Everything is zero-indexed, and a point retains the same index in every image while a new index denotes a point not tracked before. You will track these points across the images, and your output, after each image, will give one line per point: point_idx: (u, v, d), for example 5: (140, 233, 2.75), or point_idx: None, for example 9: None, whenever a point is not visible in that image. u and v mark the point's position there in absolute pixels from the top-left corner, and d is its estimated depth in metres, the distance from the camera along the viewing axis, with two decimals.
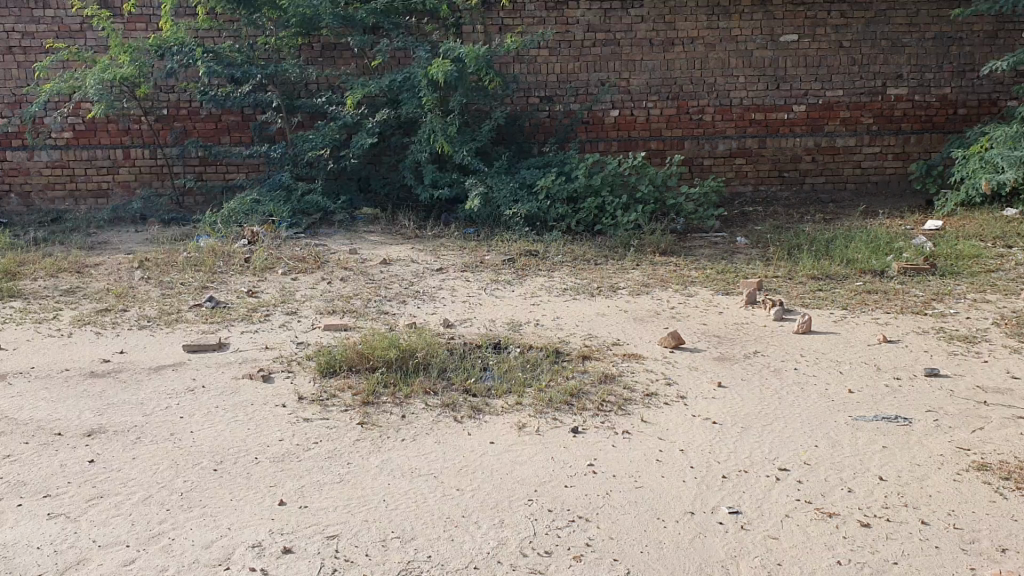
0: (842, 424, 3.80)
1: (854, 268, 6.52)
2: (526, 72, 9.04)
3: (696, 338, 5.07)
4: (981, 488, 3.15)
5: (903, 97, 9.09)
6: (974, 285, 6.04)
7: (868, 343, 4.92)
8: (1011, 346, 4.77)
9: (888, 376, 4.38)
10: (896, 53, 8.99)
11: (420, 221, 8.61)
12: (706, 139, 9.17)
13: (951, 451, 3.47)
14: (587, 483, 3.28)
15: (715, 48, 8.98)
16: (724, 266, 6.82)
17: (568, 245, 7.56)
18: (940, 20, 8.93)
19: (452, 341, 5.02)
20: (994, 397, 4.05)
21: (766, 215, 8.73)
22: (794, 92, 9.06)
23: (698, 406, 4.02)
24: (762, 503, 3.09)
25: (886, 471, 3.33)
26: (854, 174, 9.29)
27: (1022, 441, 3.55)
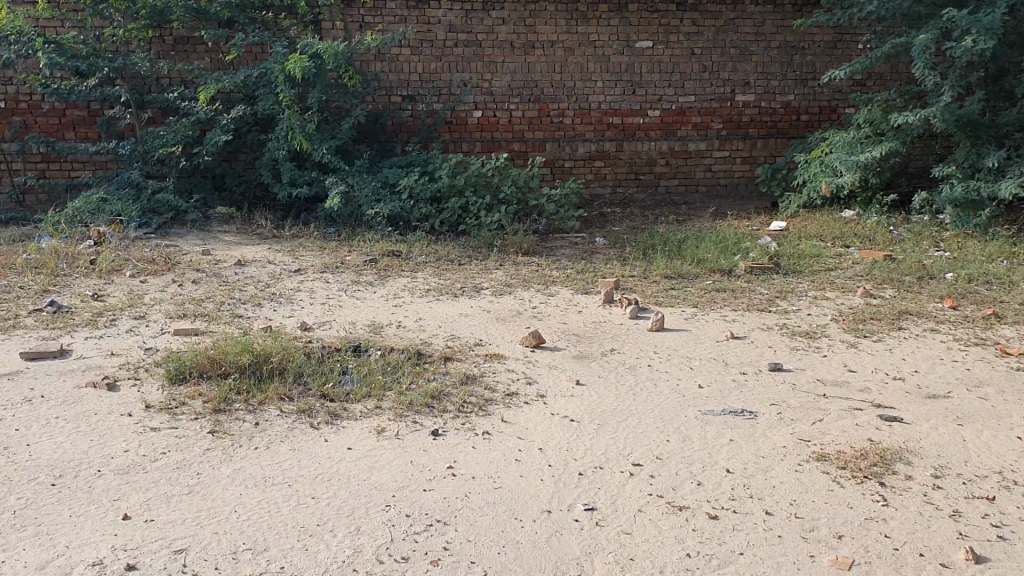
0: (692, 418, 3.92)
1: (705, 267, 6.75)
2: (387, 71, 8.96)
3: (555, 337, 5.13)
4: (821, 477, 3.30)
5: (750, 103, 9.47)
6: (814, 283, 6.34)
7: (717, 340, 5.10)
8: (848, 341, 5.03)
9: (736, 371, 4.55)
10: (744, 61, 9.36)
11: (278, 221, 8.41)
12: (566, 141, 9.31)
13: (793, 442, 3.63)
14: (446, 485, 3.27)
15: (574, 52, 9.12)
16: (584, 266, 6.94)
17: (430, 245, 7.53)
18: (784, 30, 9.34)
19: (308, 344, 4.91)
20: (832, 390, 4.26)
21: (623, 216, 8.94)
22: (649, 98, 9.31)
23: (556, 405, 4.06)
24: (617, 500, 3.14)
25: (733, 463, 3.45)
26: (707, 177, 9.63)
27: (858, 431, 3.75)
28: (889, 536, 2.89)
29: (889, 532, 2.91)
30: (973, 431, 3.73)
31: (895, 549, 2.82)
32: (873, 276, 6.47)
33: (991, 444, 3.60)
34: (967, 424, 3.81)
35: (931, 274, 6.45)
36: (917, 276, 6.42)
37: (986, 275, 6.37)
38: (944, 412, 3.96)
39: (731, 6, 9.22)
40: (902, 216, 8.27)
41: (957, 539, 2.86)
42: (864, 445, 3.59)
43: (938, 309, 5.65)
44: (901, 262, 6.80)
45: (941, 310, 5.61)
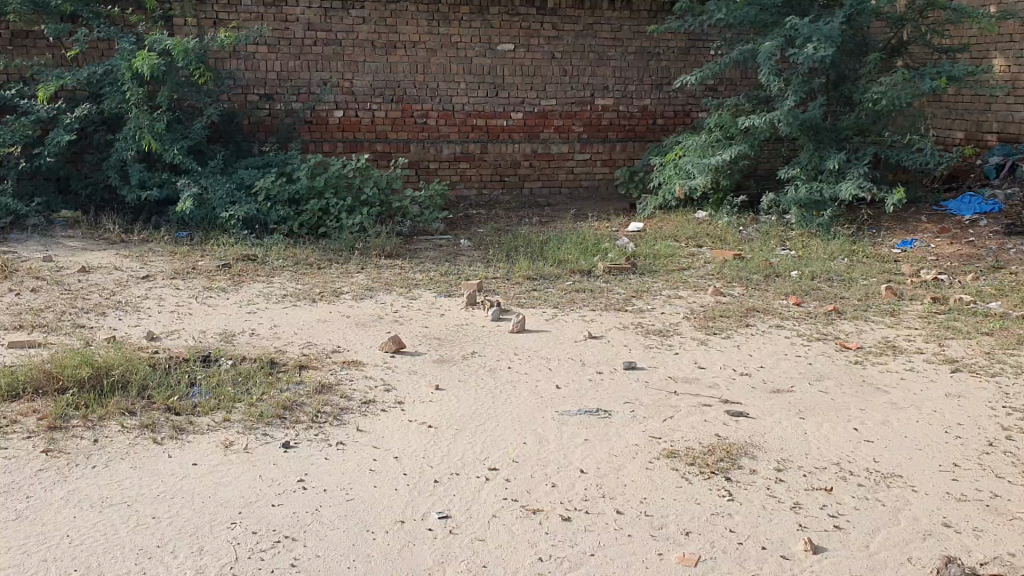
0: (549, 419, 3.94)
1: (566, 268, 6.83)
2: (243, 69, 8.69)
3: (415, 341, 5.08)
4: (671, 474, 3.37)
5: (609, 107, 9.65)
6: (668, 282, 6.51)
7: (575, 340, 5.15)
8: (699, 338, 5.18)
9: (593, 370, 4.61)
10: (602, 66, 9.53)
11: (126, 224, 8.03)
12: (431, 143, 9.25)
13: (644, 440, 3.70)
14: (296, 500, 3.17)
15: (436, 54, 9.08)
16: (447, 268, 6.90)
17: (288, 249, 7.34)
18: (640, 36, 9.56)
19: (155, 355, 4.70)
20: (684, 386, 4.37)
21: (488, 217, 8.95)
22: (511, 101, 9.36)
23: (414, 411, 4.01)
24: (471, 506, 3.12)
25: (587, 463, 3.48)
26: (569, 178, 9.75)
27: (706, 426, 3.85)
28: (733, 530, 2.97)
29: (734, 526, 2.99)
30: (814, 423, 3.89)
31: (739, 543, 2.89)
32: (724, 275, 6.69)
33: (830, 435, 3.76)
34: (809, 418, 3.97)
35: (778, 272, 6.72)
36: (765, 274, 6.68)
37: (829, 273, 6.67)
38: (787, 406, 4.11)
39: (590, 11, 9.36)
40: (751, 216, 8.58)
41: (796, 531, 2.96)
42: (712, 441, 3.69)
43: (784, 306, 5.88)
44: (750, 260, 7.06)
45: (786, 307, 5.84)
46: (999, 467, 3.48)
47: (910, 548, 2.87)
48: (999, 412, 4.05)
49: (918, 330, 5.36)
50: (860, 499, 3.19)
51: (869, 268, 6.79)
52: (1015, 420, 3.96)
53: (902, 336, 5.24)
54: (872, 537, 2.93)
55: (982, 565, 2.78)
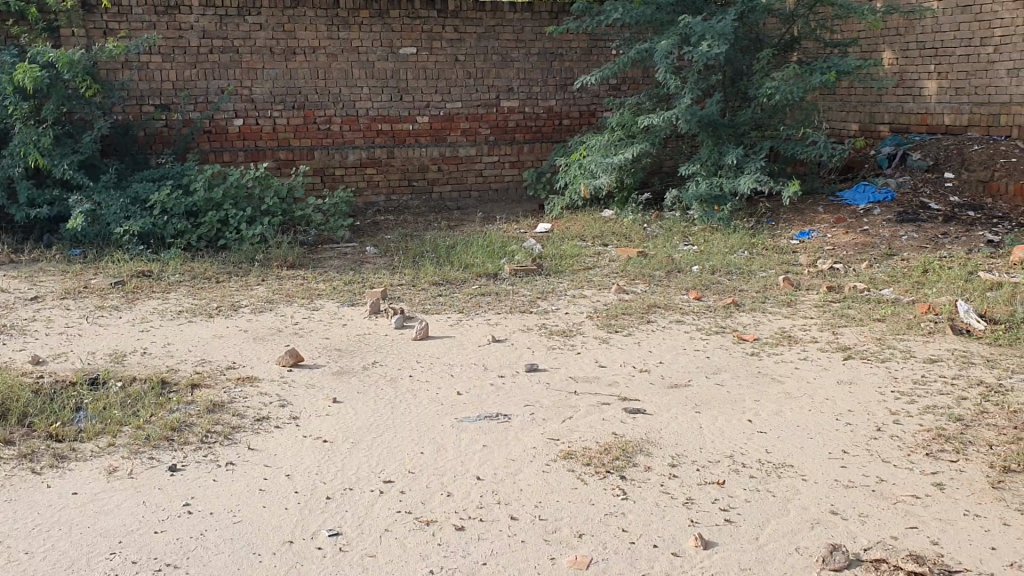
0: (447, 426, 3.89)
1: (472, 272, 6.79)
2: (135, 79, 8.43)
3: (314, 353, 4.97)
4: (567, 476, 3.36)
5: (514, 109, 9.64)
6: (573, 282, 6.52)
7: (479, 344, 5.12)
8: (601, 337, 5.20)
9: (494, 374, 4.58)
10: (505, 67, 9.51)
11: (15, 244, 7.70)
12: (335, 149, 9.12)
13: (542, 442, 3.68)
14: (181, 525, 3.06)
15: (337, 59, 8.95)
16: (351, 277, 6.79)
17: (186, 263, 7.12)
18: (541, 37, 9.58)
19: (39, 380, 4.49)
20: (584, 386, 4.37)
21: (396, 223, 8.84)
22: (416, 104, 9.29)
23: (309, 426, 3.91)
24: (363, 522, 3.05)
25: (484, 470, 3.44)
26: (477, 181, 9.71)
27: (604, 425, 3.86)
28: (626, 530, 2.97)
29: (627, 525, 2.99)
30: (709, 417, 3.92)
31: (631, 543, 2.90)
32: (628, 272, 6.74)
33: (725, 428, 3.80)
34: (705, 411, 4.01)
35: (680, 268, 6.79)
36: (667, 270, 6.75)
37: (730, 266, 6.77)
38: (684, 401, 4.14)
39: (491, 13, 9.34)
40: (656, 213, 8.68)
41: (688, 527, 2.98)
42: (609, 439, 3.70)
43: (685, 301, 5.94)
44: (653, 257, 7.13)
45: (687, 302, 5.91)
46: (885, 451, 3.56)
47: (798, 538, 2.91)
48: (888, 396, 4.15)
49: (813, 319, 5.47)
50: (752, 490, 3.22)
51: (767, 260, 6.92)
52: (902, 404, 4.06)
53: (798, 326, 5.34)
54: (761, 529, 2.96)
55: (866, 550, 2.83)
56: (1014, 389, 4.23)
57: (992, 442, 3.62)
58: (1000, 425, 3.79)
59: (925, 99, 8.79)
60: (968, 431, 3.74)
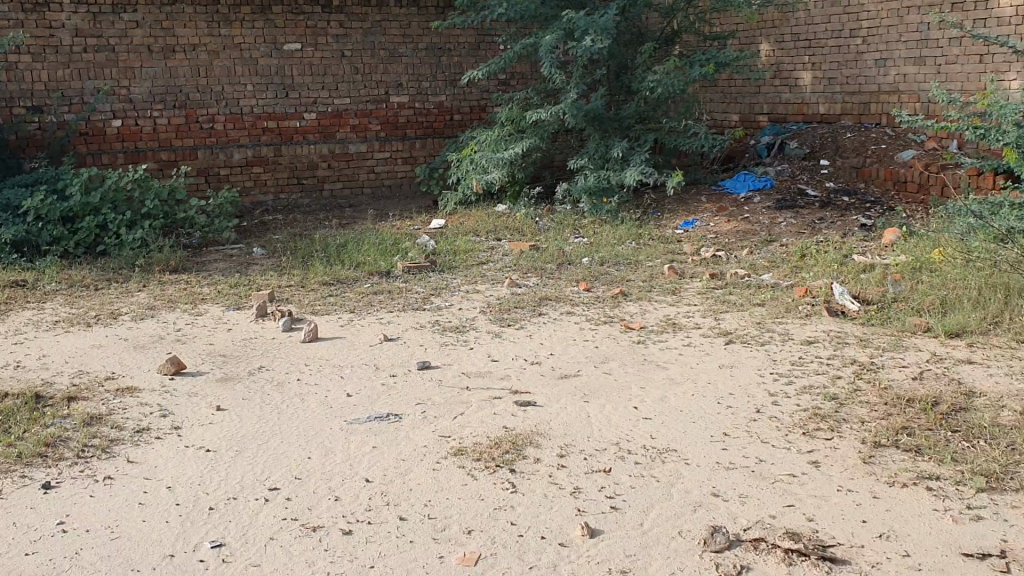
0: (336, 429, 3.84)
1: (363, 270, 6.72)
2: (4, 80, 8.05)
3: (198, 360, 4.84)
4: (456, 472, 3.36)
5: (404, 105, 9.56)
6: (466, 278, 6.52)
7: (370, 344, 5.07)
8: (493, 331, 5.21)
9: (385, 374, 4.54)
10: (393, 63, 9.43)
11: None
12: (220, 148, 8.89)
13: (433, 440, 3.67)
14: (55, 545, 2.94)
15: (219, 56, 8.72)
16: (238, 279, 6.64)
17: (63, 271, 6.84)
18: (427, 32, 9.51)
19: None
20: (476, 381, 4.38)
21: (285, 223, 8.67)
22: (303, 101, 9.13)
23: (192, 436, 3.81)
24: (247, 531, 2.99)
25: (373, 471, 3.41)
26: (370, 178, 9.60)
27: (495, 419, 3.87)
28: (514, 523, 2.98)
29: (515, 519, 3.01)
30: (597, 406, 3.98)
31: (519, 536, 2.91)
32: (520, 266, 6.77)
33: (612, 416, 3.86)
34: (593, 400, 4.07)
35: (571, 260, 6.86)
36: (559, 262, 6.81)
37: (619, 257, 6.88)
38: (574, 391, 4.20)
39: (377, 8, 9.24)
40: (547, 207, 8.75)
41: (575, 516, 3.02)
42: (499, 434, 3.71)
43: (575, 292, 6.01)
44: (545, 250, 7.18)
45: (577, 293, 5.99)
46: (765, 432, 3.68)
47: (681, 522, 2.98)
48: (767, 378, 4.29)
49: (697, 306, 5.60)
50: (637, 477, 3.29)
51: (654, 250, 7.05)
52: (781, 385, 4.20)
53: (683, 313, 5.47)
54: (646, 515, 3.02)
55: (745, 530, 2.91)
56: (883, 366, 4.43)
57: (863, 419, 3.78)
58: (872, 402, 3.96)
59: (801, 89, 9.11)
60: (842, 409, 3.89)
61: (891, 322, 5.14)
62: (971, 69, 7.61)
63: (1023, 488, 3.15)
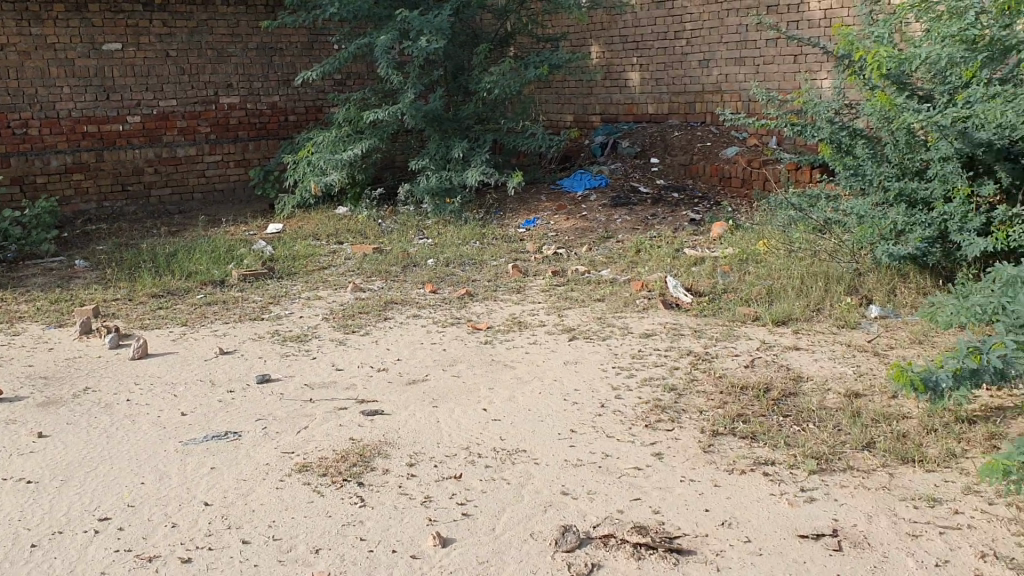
0: (171, 451, 3.65)
1: (196, 280, 6.43)
2: None
3: (15, 385, 4.49)
4: (301, 490, 3.25)
5: (235, 106, 9.21)
6: (307, 284, 6.35)
7: (205, 358, 4.85)
8: (337, 338, 5.09)
9: (222, 390, 4.35)
10: (222, 63, 9.07)
11: None
12: (35, 154, 8.34)
13: (275, 457, 3.54)
14: None
15: (30, 57, 8.17)
16: (59, 294, 6.23)
17: None
18: (258, 31, 9.21)
19: None
20: (319, 392, 4.26)
21: (110, 232, 8.20)
22: (125, 103, 8.66)
23: (10, 468, 3.53)
24: (75, 568, 2.79)
25: (212, 494, 3.26)
26: (200, 183, 9.21)
27: (341, 431, 3.77)
28: (364, 539, 2.91)
29: (365, 534, 2.94)
30: (446, 411, 3.95)
31: (369, 551, 2.85)
32: (362, 270, 6.66)
33: (460, 420, 3.84)
34: (441, 405, 4.03)
35: (415, 262, 6.81)
36: (403, 265, 6.74)
37: (463, 257, 6.87)
38: (421, 397, 4.15)
39: (202, 6, 8.88)
40: (388, 208, 8.65)
41: (425, 526, 2.98)
42: (346, 446, 3.62)
43: (420, 295, 5.96)
44: (388, 253, 7.09)
45: (422, 295, 5.93)
46: (610, 426, 3.74)
47: (532, 523, 2.98)
48: (610, 373, 4.37)
49: (541, 303, 5.66)
50: (487, 481, 3.28)
51: (498, 249, 7.08)
52: (624, 379, 4.29)
53: (528, 311, 5.51)
54: (497, 519, 3.02)
55: (595, 527, 2.95)
56: (718, 356, 4.60)
57: (701, 408, 3.90)
58: (709, 391, 4.10)
59: (630, 90, 9.40)
60: (681, 399, 4.01)
61: (724, 313, 5.35)
62: (787, 68, 8.02)
63: (849, 467, 3.34)
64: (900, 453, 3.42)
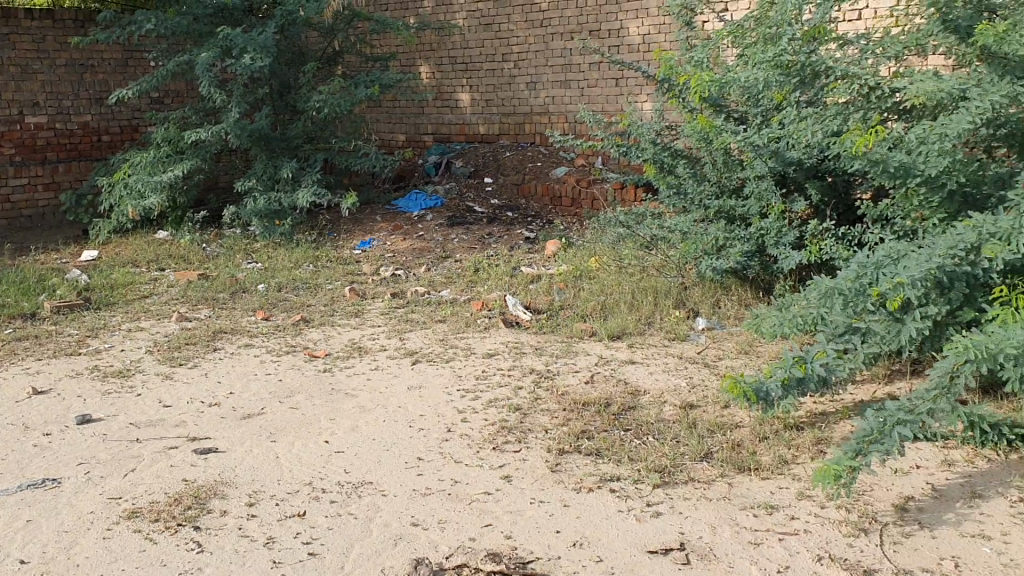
0: None
1: (3, 314, 5.94)
2: None
3: None
4: (132, 538, 3.03)
5: (43, 125, 8.61)
6: (128, 315, 5.99)
7: (16, 399, 4.47)
8: (164, 372, 4.81)
9: (37, 434, 4.01)
10: (26, 80, 8.47)
11: None
12: None
13: (101, 505, 3.29)
14: None
15: None
16: None
17: None
18: (66, 46, 8.66)
19: None
20: (147, 431, 4.00)
21: None
22: None
23: None
24: None
25: (30, 550, 2.99)
26: (4, 209, 8.51)
27: (173, 472, 3.55)
28: None
29: None
30: (286, 444, 3.80)
31: None
32: (188, 297, 6.35)
33: (301, 454, 3.70)
34: (280, 439, 3.87)
35: (245, 287, 6.56)
36: (231, 291, 6.48)
37: (296, 281, 6.67)
38: (258, 431, 3.97)
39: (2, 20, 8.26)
40: (213, 231, 8.30)
41: (270, 570, 2.83)
42: (179, 488, 3.40)
43: (252, 323, 5.73)
44: (215, 278, 6.79)
45: (254, 323, 5.71)
46: (456, 451, 3.69)
47: (383, 559, 2.90)
48: (454, 396, 4.33)
49: (380, 327, 5.55)
50: (333, 517, 3.16)
51: (332, 272, 6.92)
52: (467, 401, 4.26)
53: (367, 335, 5.40)
54: (346, 557, 2.91)
55: (448, 558, 2.89)
56: (559, 372, 4.65)
57: (546, 427, 3.92)
58: (553, 409, 4.13)
59: (461, 110, 9.47)
60: (527, 419, 4.02)
61: (562, 329, 5.43)
62: (609, 91, 8.24)
63: (691, 479, 3.42)
64: (736, 462, 3.54)
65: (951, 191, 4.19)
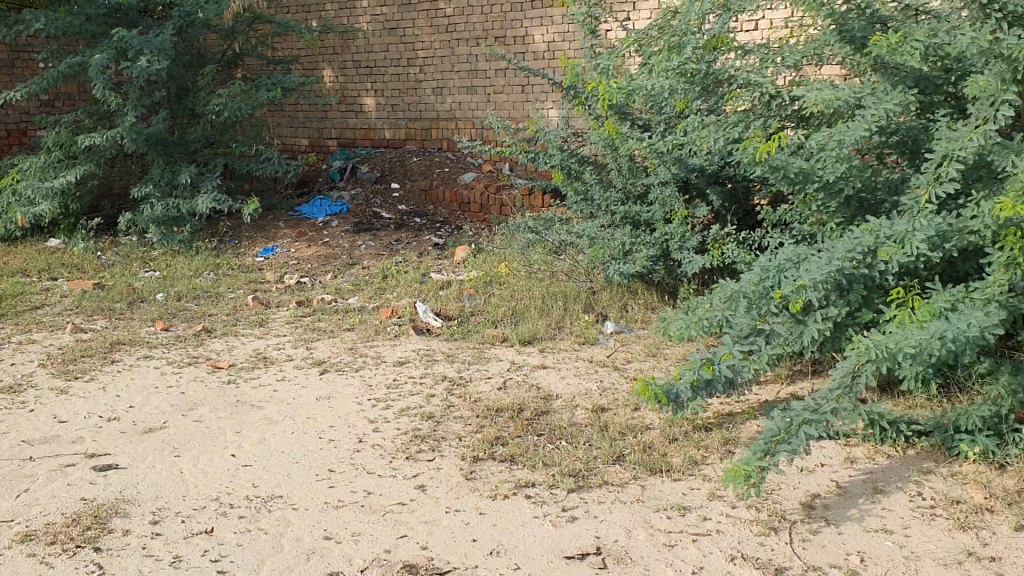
0: None
1: None
2: None
3: None
4: (26, 563, 2.89)
5: None
6: (17, 327, 5.72)
7: None
8: (58, 387, 4.60)
9: None
10: None
11: None
12: None
13: None
14: None
15: None
16: None
17: None
18: None
19: None
20: (40, 449, 3.82)
21: None
22: None
23: None
24: None
25: None
26: None
27: (70, 491, 3.40)
28: None
29: None
30: (190, 459, 3.68)
31: None
32: (82, 308, 6.10)
33: (206, 469, 3.58)
34: (183, 453, 3.75)
35: (143, 297, 6.34)
36: (129, 300, 6.25)
37: (197, 290, 6.47)
38: (161, 446, 3.83)
39: None
40: (108, 239, 8.01)
41: None
42: (77, 508, 3.26)
43: (151, 333, 5.54)
44: (111, 288, 6.55)
45: (154, 333, 5.52)
46: (368, 462, 3.63)
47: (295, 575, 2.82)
48: (365, 405, 4.26)
49: (286, 336, 5.43)
50: (241, 533, 3.07)
51: (234, 280, 6.75)
52: (379, 411, 4.19)
53: (273, 345, 5.28)
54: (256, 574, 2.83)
55: (362, 571, 2.84)
56: (472, 379, 4.62)
57: (459, 434, 3.89)
58: (466, 417, 4.10)
59: (366, 115, 9.38)
60: (440, 427, 3.98)
61: (472, 335, 5.41)
62: (516, 98, 8.26)
63: (604, 483, 3.44)
64: (648, 464, 3.58)
65: (847, 197, 4.32)
